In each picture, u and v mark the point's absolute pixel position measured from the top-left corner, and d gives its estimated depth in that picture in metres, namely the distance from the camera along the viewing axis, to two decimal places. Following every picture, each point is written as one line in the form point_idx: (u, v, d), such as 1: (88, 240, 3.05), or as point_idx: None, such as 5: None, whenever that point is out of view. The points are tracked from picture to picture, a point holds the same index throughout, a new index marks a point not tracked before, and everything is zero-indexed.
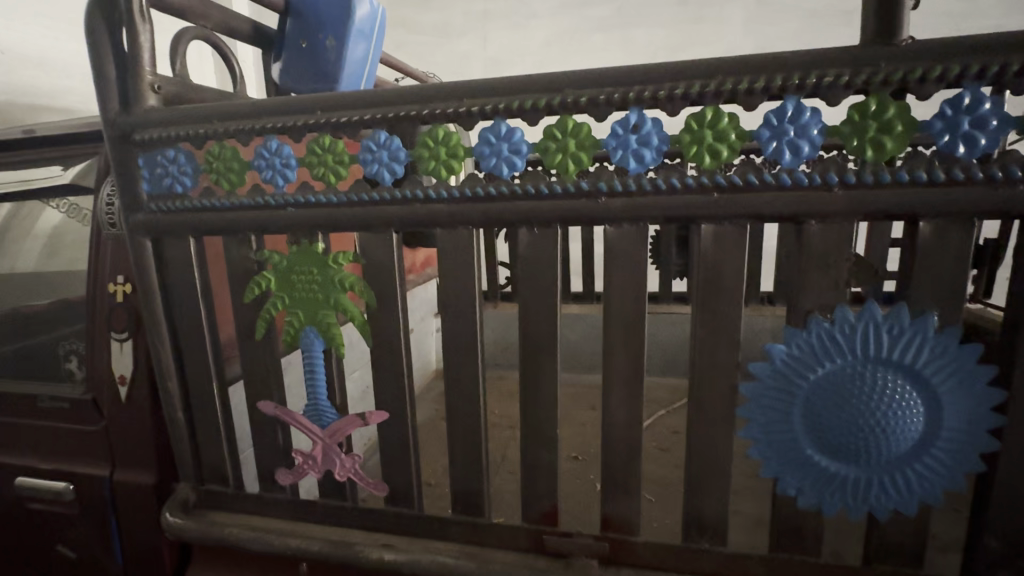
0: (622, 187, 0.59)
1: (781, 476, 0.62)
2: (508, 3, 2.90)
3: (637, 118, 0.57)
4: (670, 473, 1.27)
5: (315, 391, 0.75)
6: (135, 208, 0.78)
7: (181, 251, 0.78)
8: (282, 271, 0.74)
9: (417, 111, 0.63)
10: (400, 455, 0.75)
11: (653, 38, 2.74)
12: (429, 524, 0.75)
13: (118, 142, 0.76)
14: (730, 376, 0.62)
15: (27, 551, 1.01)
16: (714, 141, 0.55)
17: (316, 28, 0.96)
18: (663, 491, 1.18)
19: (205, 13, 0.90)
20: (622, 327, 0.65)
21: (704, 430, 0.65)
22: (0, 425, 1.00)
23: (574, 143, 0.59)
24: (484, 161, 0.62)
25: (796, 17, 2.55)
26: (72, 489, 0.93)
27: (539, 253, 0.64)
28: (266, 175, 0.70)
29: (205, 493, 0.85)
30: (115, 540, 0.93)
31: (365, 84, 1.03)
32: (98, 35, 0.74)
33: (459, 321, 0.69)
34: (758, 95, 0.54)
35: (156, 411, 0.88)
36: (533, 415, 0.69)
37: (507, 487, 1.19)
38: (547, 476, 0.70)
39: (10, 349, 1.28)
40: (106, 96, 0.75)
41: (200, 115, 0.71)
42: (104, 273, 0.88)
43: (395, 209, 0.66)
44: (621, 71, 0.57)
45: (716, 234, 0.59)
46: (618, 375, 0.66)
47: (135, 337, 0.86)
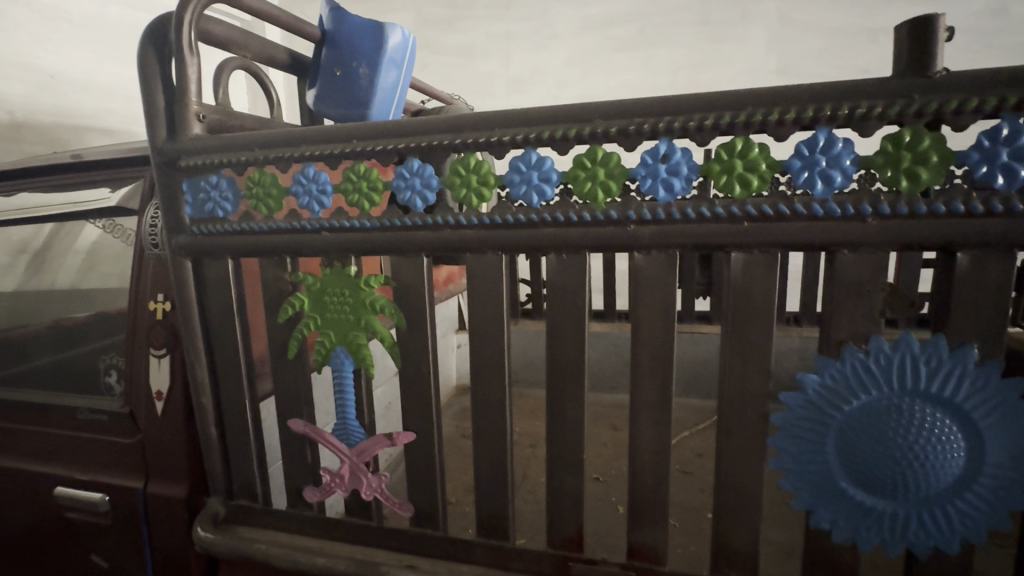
0: (651, 215, 0.59)
1: (814, 509, 0.61)
2: (531, 24, 2.96)
3: (667, 147, 0.58)
4: (695, 497, 1.25)
5: (344, 411, 0.77)
6: (178, 230, 0.81)
7: (220, 272, 0.81)
8: (315, 293, 0.76)
9: (449, 141, 0.65)
10: (425, 475, 0.76)
11: (675, 57, 2.76)
12: (453, 547, 0.75)
13: (164, 168, 0.80)
14: (761, 405, 0.62)
15: (63, 558, 1.04)
16: (745, 171, 0.56)
17: (349, 56, 1.00)
18: (687, 517, 1.16)
19: (246, 44, 0.94)
20: (650, 353, 0.65)
21: (733, 460, 0.64)
22: (42, 435, 1.04)
23: (604, 172, 0.60)
24: (514, 189, 0.63)
25: (820, 35, 2.54)
26: (107, 500, 0.96)
27: (568, 278, 0.65)
28: (303, 200, 0.73)
29: (235, 507, 0.87)
30: (146, 552, 0.95)
31: (396, 110, 1.06)
32: (150, 69, 0.78)
33: (487, 343, 0.70)
34: (789, 125, 0.54)
35: (190, 426, 0.90)
36: (559, 439, 0.69)
37: (529, 508, 1.18)
38: (573, 502, 0.70)
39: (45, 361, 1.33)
40: (154, 125, 0.79)
41: (243, 143, 0.74)
42: (146, 292, 0.91)
43: (426, 234, 0.68)
44: (651, 102, 0.58)
45: (746, 262, 0.59)
46: (645, 401, 0.66)
47: (173, 354, 0.89)
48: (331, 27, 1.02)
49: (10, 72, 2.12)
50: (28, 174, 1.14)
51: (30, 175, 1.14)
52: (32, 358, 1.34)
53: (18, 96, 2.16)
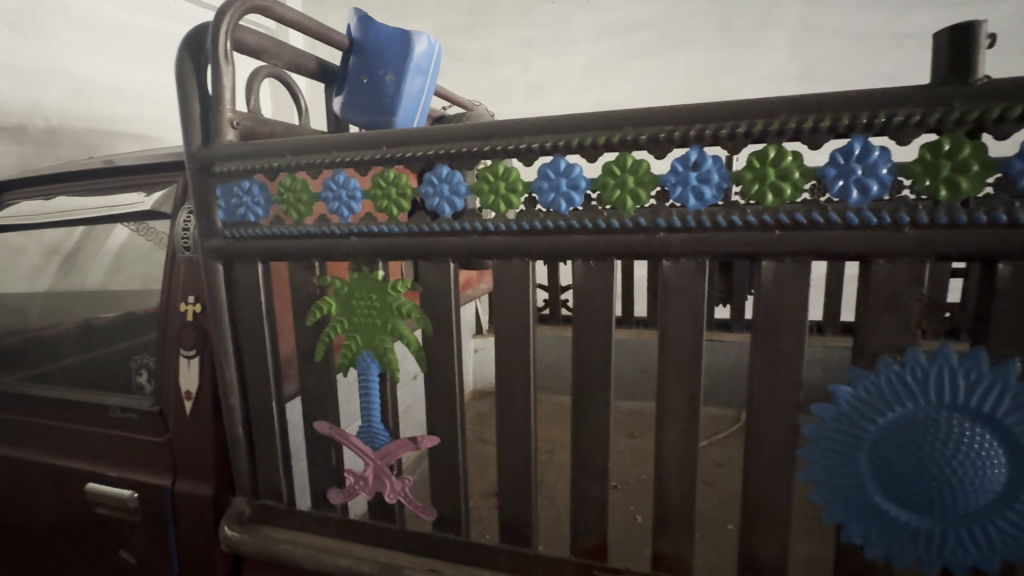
0: (681, 223, 0.59)
1: (846, 524, 0.60)
2: (550, 31, 2.97)
3: (698, 155, 0.57)
4: (717, 508, 1.23)
5: (369, 413, 0.78)
6: (210, 234, 0.83)
7: (250, 275, 0.82)
8: (343, 297, 0.77)
9: (478, 147, 0.65)
10: (448, 479, 0.76)
11: (694, 63, 2.75)
12: (475, 553, 0.74)
13: (199, 173, 0.82)
14: (792, 416, 0.61)
15: (92, 553, 1.06)
16: (777, 179, 0.55)
17: (376, 64, 1.02)
18: (709, 529, 1.15)
19: (277, 52, 0.97)
20: (677, 362, 0.64)
21: (762, 471, 0.63)
22: (74, 432, 1.06)
23: (633, 180, 0.60)
24: (542, 196, 0.64)
25: (844, 40, 2.51)
26: (136, 497, 0.98)
27: (595, 285, 0.65)
28: (333, 206, 0.74)
29: (259, 507, 0.88)
30: (173, 548, 0.96)
31: (421, 116, 1.07)
32: (187, 77, 0.80)
33: (512, 348, 0.70)
34: (824, 133, 0.54)
35: (217, 425, 0.92)
36: (584, 446, 0.69)
37: (547, 515, 1.18)
38: (597, 510, 0.69)
39: (73, 359, 1.37)
40: (190, 132, 0.81)
41: (275, 150, 0.76)
42: (177, 294, 0.94)
43: (454, 240, 0.69)
44: (683, 110, 0.58)
45: (777, 271, 0.59)
46: (672, 410, 0.65)
47: (202, 355, 0.91)
48: (358, 36, 1.04)
49: (45, 80, 2.20)
50: (58, 178, 1.16)
51: (58, 180, 1.16)
52: (61, 357, 1.38)
53: (53, 102, 2.24)
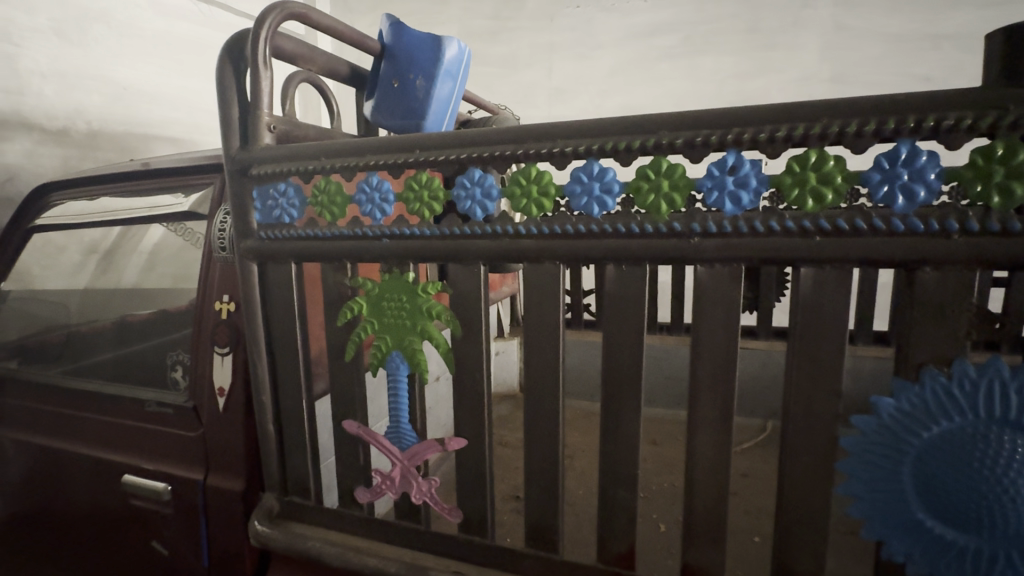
0: (717, 228, 0.58)
1: (886, 540, 0.57)
2: (574, 34, 2.97)
3: (735, 159, 0.56)
4: (744, 519, 1.20)
5: (397, 414, 0.79)
6: (246, 234, 0.85)
7: (283, 275, 0.84)
8: (373, 297, 0.78)
9: (511, 151, 0.65)
10: (474, 482, 0.76)
11: (721, 66, 2.71)
12: (500, 556, 0.74)
13: (237, 176, 0.84)
14: (831, 427, 0.59)
15: (126, 543, 1.09)
16: (818, 184, 0.54)
17: (407, 69, 1.03)
18: (736, 540, 1.12)
19: (312, 57, 0.99)
20: (709, 369, 0.63)
21: (798, 483, 0.61)
22: (111, 424, 1.10)
23: (667, 184, 0.59)
24: (575, 200, 0.63)
25: (878, 42, 2.45)
26: (170, 490, 1.00)
27: (627, 289, 0.65)
28: (366, 208, 0.75)
29: (287, 503, 0.90)
30: (203, 541, 0.99)
31: (450, 120, 1.08)
32: (227, 82, 0.83)
33: (541, 352, 0.70)
34: (868, 137, 0.52)
35: (248, 422, 0.94)
36: (613, 453, 0.68)
37: (570, 521, 1.17)
38: (625, 517, 0.68)
39: (108, 354, 1.42)
40: (229, 136, 0.84)
41: (311, 153, 0.77)
42: (212, 293, 0.96)
43: (484, 242, 0.69)
44: (720, 113, 0.57)
45: (817, 278, 0.57)
46: (704, 419, 0.64)
47: (235, 352, 0.93)
48: (390, 41, 1.05)
49: (88, 85, 2.30)
50: (99, 179, 1.20)
51: (99, 182, 1.20)
52: (94, 352, 1.43)
53: (95, 107, 2.34)
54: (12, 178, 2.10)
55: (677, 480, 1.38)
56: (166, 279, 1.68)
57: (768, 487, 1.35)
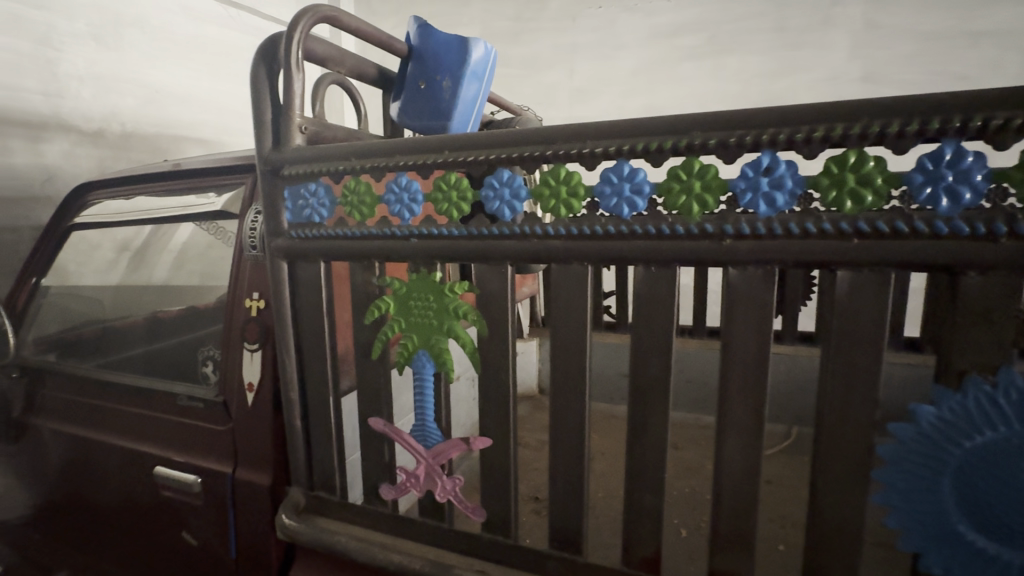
0: (750, 230, 0.57)
1: (924, 553, 0.56)
2: (597, 35, 2.96)
3: (770, 160, 0.55)
4: (772, 528, 1.17)
5: (423, 412, 0.80)
6: (277, 233, 0.87)
7: (312, 274, 0.86)
8: (401, 296, 0.79)
9: (540, 151, 0.65)
10: (498, 482, 0.77)
11: (746, 66, 2.67)
12: (524, 556, 0.74)
13: (269, 176, 0.86)
14: (866, 434, 0.58)
15: (157, 533, 1.13)
16: (857, 185, 0.53)
17: (434, 70, 1.04)
18: (765, 549, 1.09)
19: (341, 59, 1.00)
20: (740, 374, 0.62)
21: (831, 491, 0.60)
22: (143, 417, 1.13)
23: (700, 185, 0.58)
24: (604, 201, 0.63)
25: (910, 40, 2.38)
26: (199, 482, 1.02)
27: (656, 291, 0.64)
28: (395, 208, 0.76)
29: (313, 498, 0.91)
30: (231, 533, 1.01)
31: (475, 121, 1.08)
32: (260, 84, 0.85)
33: (568, 353, 0.70)
34: (910, 138, 0.51)
35: (276, 417, 0.95)
36: (640, 456, 0.68)
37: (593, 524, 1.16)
38: (652, 521, 0.68)
39: (138, 350, 1.49)
40: (262, 137, 0.85)
41: (341, 153, 0.78)
42: (243, 291, 0.99)
43: (512, 243, 0.69)
44: (753, 113, 0.56)
45: (854, 281, 0.56)
46: (734, 424, 0.63)
47: (264, 349, 0.95)
48: (417, 43, 1.06)
49: (123, 88, 2.38)
50: (133, 179, 1.24)
51: (134, 182, 1.23)
52: (126, 348, 1.49)
53: (129, 109, 2.41)
54: (51, 178, 2.18)
55: (699, 485, 1.36)
56: (196, 277, 1.74)
57: (796, 494, 1.32)
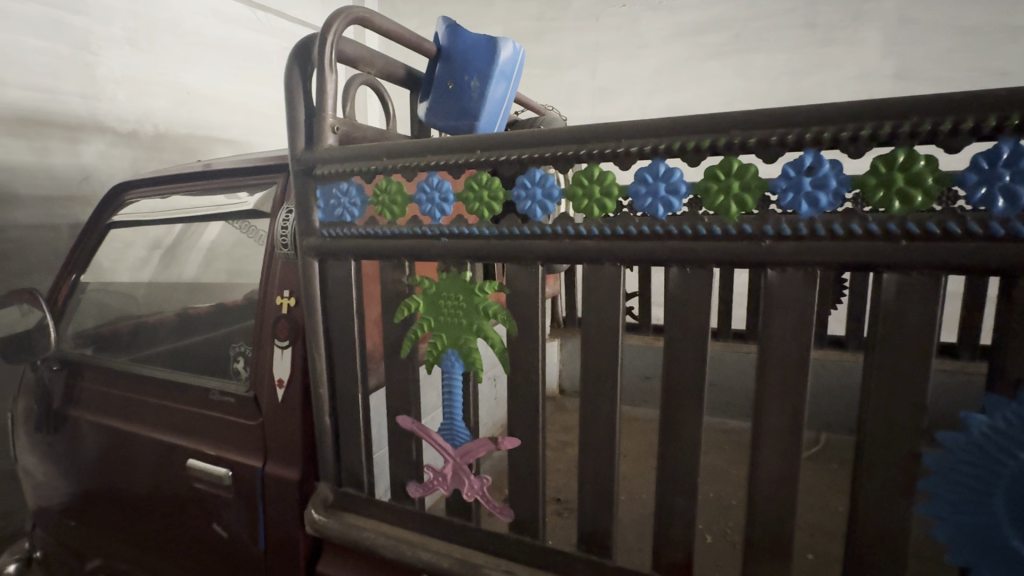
0: (791, 230, 0.56)
1: (974, 568, 0.53)
2: (620, 34, 2.93)
3: (813, 159, 0.54)
4: (812, 539, 1.13)
5: (451, 411, 0.80)
6: (308, 232, 0.88)
7: (343, 273, 0.87)
8: (430, 296, 0.79)
9: (574, 151, 0.65)
10: (527, 482, 0.76)
11: (774, 63, 2.62)
12: (552, 558, 0.74)
13: (301, 176, 0.87)
14: (912, 442, 0.56)
15: (189, 524, 1.15)
16: (906, 185, 0.51)
17: (462, 70, 1.04)
18: (804, 561, 1.06)
19: (372, 60, 1.01)
20: (778, 378, 0.61)
21: (874, 500, 0.58)
22: (177, 411, 1.16)
23: (738, 185, 0.57)
24: (639, 201, 0.63)
25: (949, 35, 2.29)
26: (230, 476, 1.04)
27: (691, 293, 0.63)
28: (426, 208, 0.76)
29: (341, 493, 0.92)
30: (260, 527, 1.02)
31: (502, 120, 1.08)
32: (294, 84, 0.86)
33: (600, 354, 0.70)
34: (964, 136, 0.49)
35: (306, 413, 0.97)
36: (671, 460, 0.67)
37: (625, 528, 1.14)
38: (684, 525, 0.67)
39: (169, 346, 1.53)
40: (295, 137, 0.87)
41: (373, 153, 0.79)
42: (274, 289, 1.00)
43: (543, 243, 0.69)
44: (796, 110, 0.54)
45: (901, 285, 0.54)
46: (772, 428, 0.62)
47: (294, 346, 0.96)
48: (446, 43, 1.07)
49: (156, 90, 2.45)
50: (166, 180, 1.27)
51: (168, 182, 1.26)
52: (158, 343, 1.53)
53: (161, 111, 2.48)
54: (88, 177, 2.26)
55: (726, 490, 1.34)
56: (225, 274, 1.81)
57: (830, 503, 1.28)
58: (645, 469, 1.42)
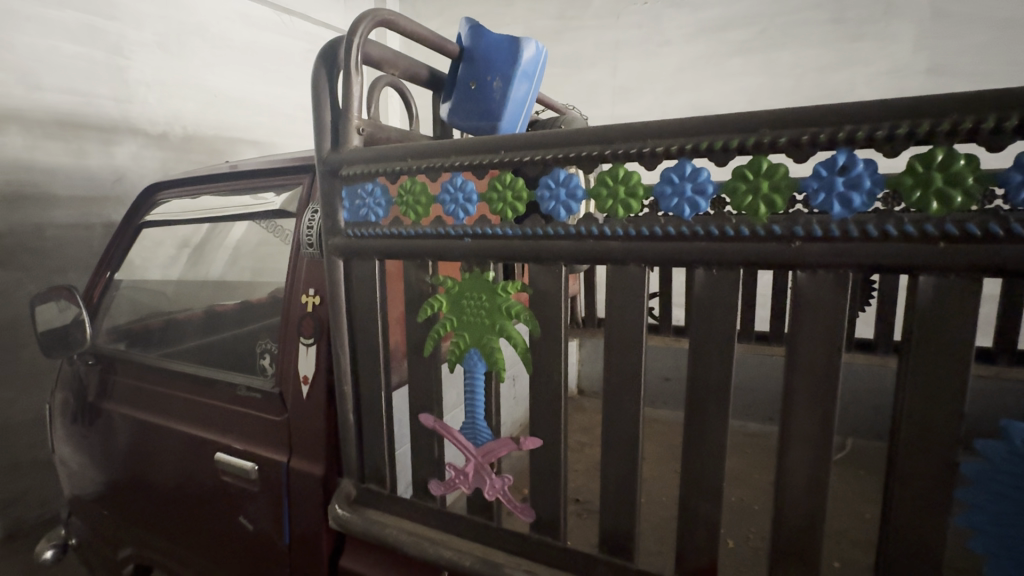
0: (822, 232, 0.55)
1: None
2: (641, 31, 2.90)
3: (846, 159, 0.53)
4: (845, 548, 1.10)
5: (473, 410, 0.81)
6: (334, 232, 0.89)
7: (367, 273, 0.88)
8: (453, 295, 0.80)
9: (599, 151, 0.65)
10: (549, 482, 0.76)
11: (801, 60, 2.56)
12: (573, 558, 0.73)
13: (327, 176, 0.88)
14: (950, 451, 0.54)
15: (216, 516, 1.18)
16: (944, 185, 0.49)
17: (484, 70, 1.04)
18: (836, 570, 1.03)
19: (395, 62, 1.02)
20: (807, 382, 0.60)
21: (908, 510, 0.56)
22: (205, 406, 1.19)
23: (768, 185, 0.56)
24: (664, 201, 0.62)
25: (987, 27, 2.21)
26: (256, 470, 1.07)
27: (717, 295, 0.62)
28: (449, 208, 0.77)
29: (364, 490, 0.94)
30: (285, 520, 1.05)
31: (524, 120, 1.08)
32: (320, 86, 0.87)
33: (623, 356, 0.69)
34: (1009, 134, 0.47)
35: (330, 409, 0.98)
36: (696, 463, 0.66)
37: (648, 530, 1.12)
38: (709, 529, 0.66)
39: (196, 342, 1.57)
40: (322, 138, 0.88)
41: (397, 154, 0.80)
42: (300, 287, 1.02)
43: (567, 244, 0.69)
44: (828, 109, 0.53)
45: (937, 289, 0.53)
46: (800, 434, 0.61)
47: (319, 343, 0.98)
48: (469, 44, 1.07)
49: (185, 93, 2.52)
50: (196, 180, 1.30)
51: (198, 182, 1.30)
52: (185, 339, 1.57)
53: (190, 113, 2.55)
54: (121, 178, 2.33)
55: (749, 495, 1.31)
56: (250, 272, 1.86)
57: (860, 511, 1.25)
58: (665, 472, 1.40)
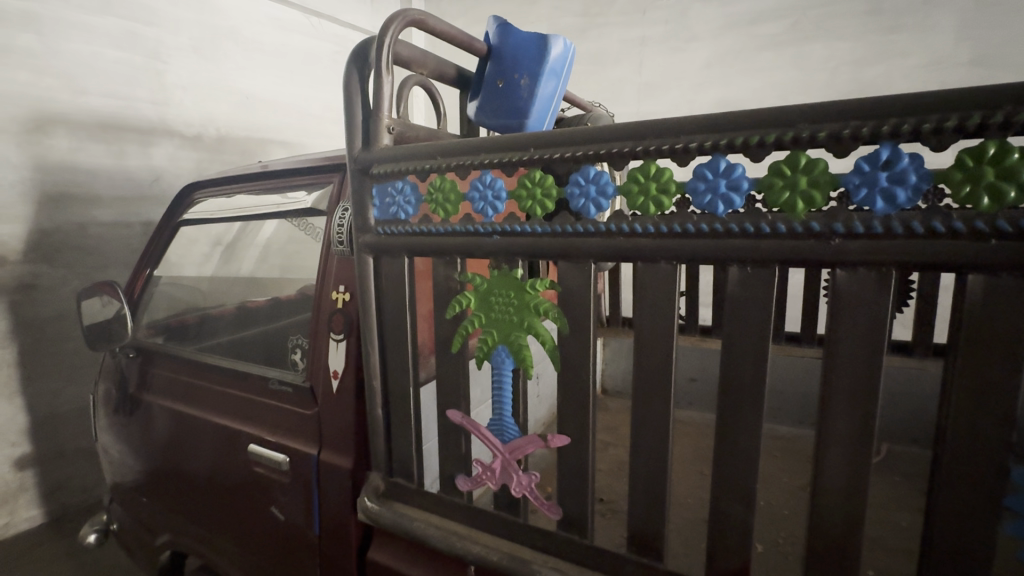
0: (864, 228, 0.53)
1: None
2: (668, 27, 2.86)
3: (891, 153, 0.51)
4: (884, 557, 1.06)
5: (501, 407, 0.81)
6: (364, 229, 0.91)
7: (396, 270, 0.89)
8: (481, 293, 0.81)
9: (631, 147, 0.64)
10: (577, 481, 0.76)
11: (834, 53, 2.49)
12: (600, 558, 0.73)
13: (358, 174, 0.90)
14: (1000, 456, 0.52)
15: (248, 505, 1.22)
16: (997, 180, 0.47)
17: (512, 68, 1.04)
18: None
19: (424, 61, 1.03)
20: (846, 381, 0.58)
21: (953, 517, 0.54)
22: (238, 399, 1.23)
23: (806, 180, 0.55)
24: (698, 197, 0.61)
25: None
26: (288, 462, 1.09)
27: (752, 293, 0.61)
28: (478, 206, 0.77)
29: (392, 484, 0.95)
30: (315, 511, 1.07)
31: (551, 117, 1.09)
32: (352, 86, 0.89)
33: (653, 355, 0.69)
34: None
35: (358, 404, 1.00)
36: (728, 465, 0.65)
37: (674, 533, 1.11)
38: (741, 531, 0.65)
39: (228, 337, 1.62)
40: (353, 137, 0.90)
41: (427, 152, 0.81)
42: (330, 283, 1.04)
43: (597, 241, 0.68)
44: (872, 102, 0.51)
45: (989, 287, 0.50)
46: (839, 434, 0.59)
47: (349, 339, 1.00)
48: (496, 42, 1.07)
49: (218, 96, 2.60)
50: (231, 181, 1.34)
51: (233, 181, 1.33)
52: (218, 335, 1.63)
53: (223, 114, 2.63)
54: (159, 178, 2.42)
55: (778, 499, 1.28)
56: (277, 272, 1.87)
57: (898, 519, 1.20)
58: (692, 474, 1.38)
